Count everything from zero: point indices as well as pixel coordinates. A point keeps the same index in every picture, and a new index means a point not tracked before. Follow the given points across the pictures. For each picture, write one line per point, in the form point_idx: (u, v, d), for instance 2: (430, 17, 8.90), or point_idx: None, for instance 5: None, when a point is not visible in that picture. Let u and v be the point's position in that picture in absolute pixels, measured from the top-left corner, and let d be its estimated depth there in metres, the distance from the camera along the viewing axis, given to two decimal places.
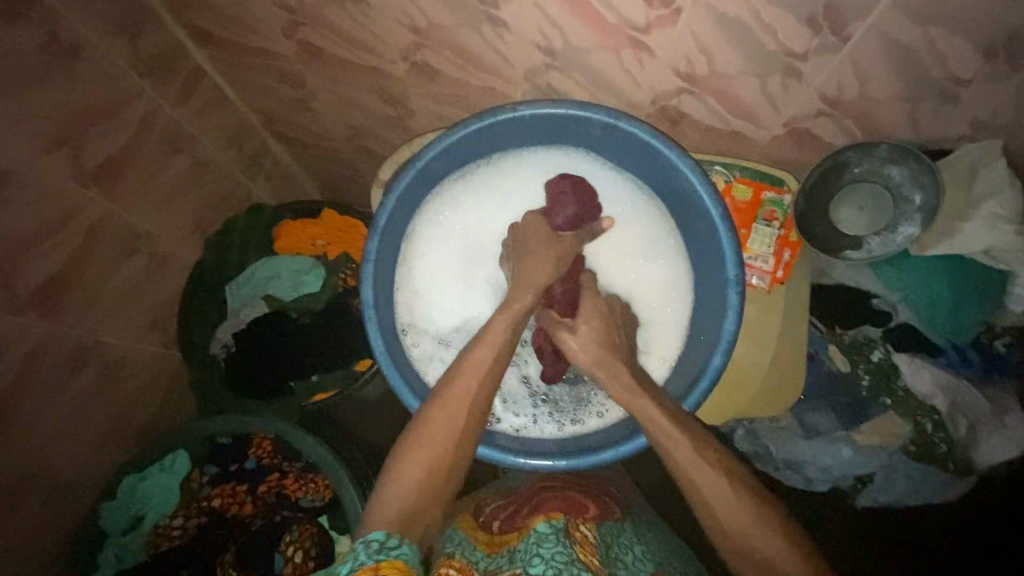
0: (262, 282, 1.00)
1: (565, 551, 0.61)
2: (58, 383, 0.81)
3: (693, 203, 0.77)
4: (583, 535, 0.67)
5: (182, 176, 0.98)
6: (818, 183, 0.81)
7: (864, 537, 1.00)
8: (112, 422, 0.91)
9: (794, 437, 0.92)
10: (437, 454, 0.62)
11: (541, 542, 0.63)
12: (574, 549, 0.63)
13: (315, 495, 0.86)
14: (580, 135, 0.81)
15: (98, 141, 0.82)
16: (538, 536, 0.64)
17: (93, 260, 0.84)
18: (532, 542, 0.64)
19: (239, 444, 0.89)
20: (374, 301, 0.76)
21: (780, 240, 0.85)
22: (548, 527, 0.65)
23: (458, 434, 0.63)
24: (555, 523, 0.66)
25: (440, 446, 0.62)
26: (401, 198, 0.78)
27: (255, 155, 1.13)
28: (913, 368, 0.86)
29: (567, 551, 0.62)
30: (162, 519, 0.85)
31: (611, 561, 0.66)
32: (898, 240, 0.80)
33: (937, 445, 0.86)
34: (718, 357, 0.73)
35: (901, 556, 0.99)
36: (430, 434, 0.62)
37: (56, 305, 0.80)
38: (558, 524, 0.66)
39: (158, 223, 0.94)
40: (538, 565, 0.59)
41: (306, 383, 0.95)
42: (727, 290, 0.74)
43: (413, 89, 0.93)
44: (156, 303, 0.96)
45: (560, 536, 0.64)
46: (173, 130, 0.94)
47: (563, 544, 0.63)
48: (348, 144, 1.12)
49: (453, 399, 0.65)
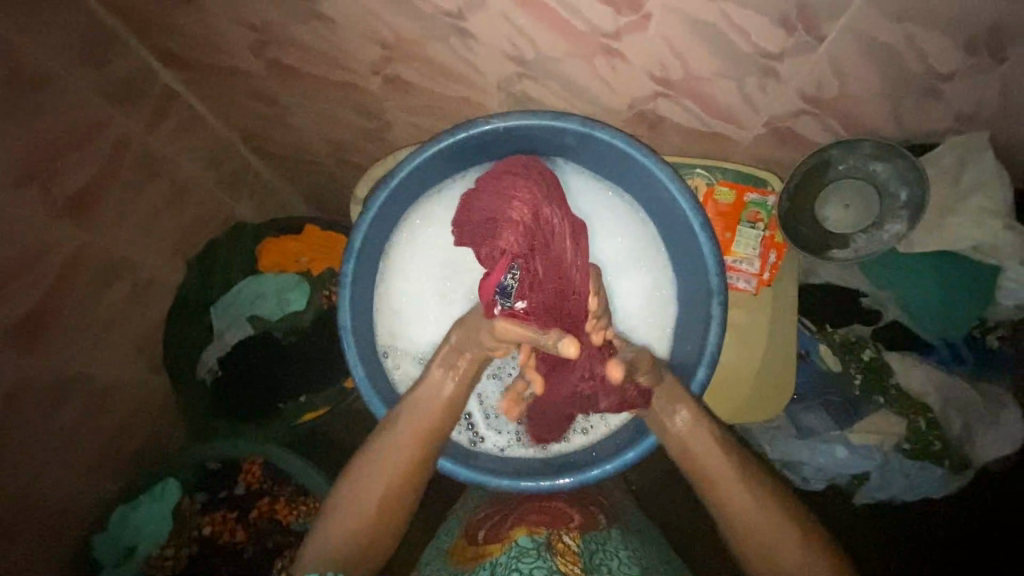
0: (248, 303, 0.98)
1: (545, 564, 0.61)
2: (43, 417, 0.81)
3: (672, 211, 0.76)
4: (566, 545, 0.67)
5: (160, 201, 0.96)
6: (801, 183, 0.79)
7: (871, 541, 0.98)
8: (101, 452, 0.91)
9: (788, 439, 0.90)
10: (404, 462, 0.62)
11: (521, 556, 0.63)
12: (555, 561, 0.63)
13: (306, 518, 0.86)
14: (556, 146, 0.80)
15: (69, 172, 0.81)
16: (518, 549, 0.64)
17: (71, 291, 0.83)
18: (513, 556, 0.64)
19: (231, 469, 0.90)
20: (353, 324, 0.75)
21: (766, 241, 0.84)
22: (530, 541, 0.66)
23: (426, 441, 0.64)
24: (536, 537, 0.67)
25: (387, 477, 0.61)
26: (377, 219, 0.78)
27: (236, 174, 1.12)
28: (904, 367, 0.85)
29: (547, 564, 0.61)
30: (154, 550, 0.85)
31: (594, 567, 0.65)
32: (886, 238, 0.79)
33: (931, 443, 0.85)
34: (703, 368, 0.72)
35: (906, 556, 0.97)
36: (374, 467, 0.61)
37: (36, 340, 0.79)
38: (540, 538, 0.67)
39: (137, 249, 0.93)
40: None
41: (295, 403, 0.95)
42: (709, 301, 0.74)
43: (388, 103, 0.91)
44: (141, 331, 0.95)
45: (541, 550, 0.64)
46: (148, 154, 0.93)
47: (544, 557, 0.63)
48: (328, 157, 1.10)
49: (398, 431, 0.63)
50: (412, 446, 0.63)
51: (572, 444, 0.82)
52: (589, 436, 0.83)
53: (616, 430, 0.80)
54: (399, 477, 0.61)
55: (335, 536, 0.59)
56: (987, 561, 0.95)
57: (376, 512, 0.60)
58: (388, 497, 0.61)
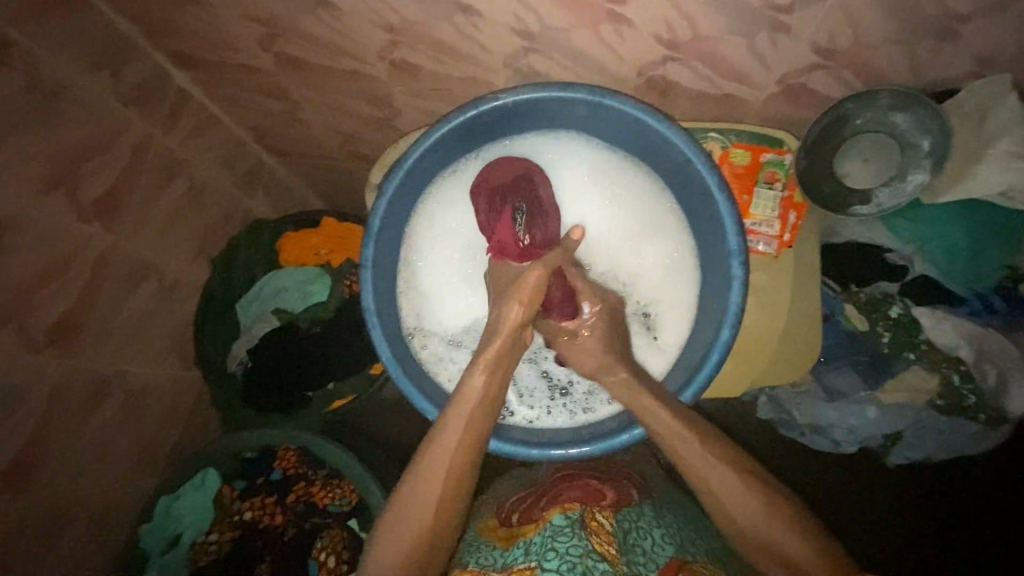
0: (271, 296, 1.01)
1: (581, 544, 0.65)
2: (84, 415, 0.84)
3: (688, 175, 0.75)
4: (600, 523, 0.69)
5: (181, 201, 0.99)
6: (819, 140, 0.78)
7: (891, 498, 1.00)
8: (141, 448, 0.94)
9: (818, 401, 0.90)
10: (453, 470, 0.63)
11: (557, 535, 0.67)
12: (591, 542, 0.66)
13: (342, 499, 0.88)
14: (566, 117, 0.80)
15: (92, 176, 0.83)
16: (553, 529, 0.68)
17: (101, 292, 0.86)
18: (547, 535, 0.67)
19: (265, 458, 0.92)
20: (376, 306, 0.76)
21: (784, 202, 0.82)
22: (564, 519, 0.69)
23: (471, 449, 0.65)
24: (571, 514, 0.69)
25: (438, 488, 0.63)
26: (392, 202, 0.79)
27: (252, 171, 1.14)
28: (934, 321, 0.82)
29: (583, 543, 0.66)
30: (198, 535, 0.88)
31: (629, 548, 0.67)
32: (909, 189, 0.78)
33: (965, 397, 0.83)
34: (727, 329, 0.71)
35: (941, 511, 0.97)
36: (427, 478, 0.63)
37: (73, 340, 0.82)
38: (574, 516, 0.69)
39: (163, 249, 0.96)
40: (553, 560, 0.64)
41: (323, 392, 0.97)
42: (730, 261, 0.72)
43: (396, 89, 0.92)
44: (171, 328, 0.98)
45: (577, 528, 0.68)
46: (166, 154, 0.95)
47: (580, 536, 0.67)
48: (340, 149, 1.11)
49: (447, 432, 0.65)
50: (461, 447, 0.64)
51: (599, 415, 0.82)
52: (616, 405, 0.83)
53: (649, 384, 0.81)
54: (448, 487, 0.63)
55: (397, 547, 0.61)
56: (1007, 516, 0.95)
57: (432, 520, 0.62)
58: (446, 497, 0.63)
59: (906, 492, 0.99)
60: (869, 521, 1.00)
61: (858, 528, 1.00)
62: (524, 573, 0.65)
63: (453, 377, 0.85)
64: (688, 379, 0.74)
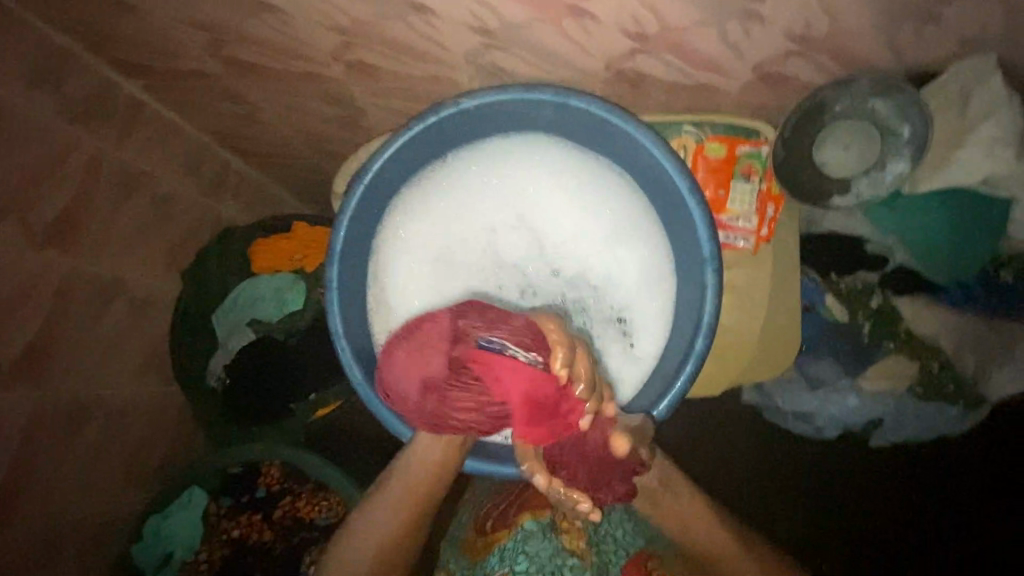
0: (245, 307, 0.96)
1: (550, 545, 0.67)
2: (62, 444, 0.83)
3: (661, 179, 0.73)
4: (571, 522, 0.69)
5: (143, 216, 0.95)
6: (796, 129, 0.75)
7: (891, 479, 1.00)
8: (126, 468, 0.93)
9: (799, 390, 0.89)
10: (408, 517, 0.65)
11: (528, 539, 0.68)
12: (559, 540, 0.68)
13: (329, 512, 0.89)
14: (531, 120, 0.78)
15: (44, 201, 0.80)
16: (525, 534, 0.68)
17: (68, 318, 0.84)
18: (520, 540, 0.68)
19: (250, 474, 0.92)
20: (344, 327, 0.75)
21: (763, 195, 0.80)
22: (535, 525, 0.69)
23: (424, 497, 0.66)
24: (541, 520, 0.69)
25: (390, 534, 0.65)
26: (355, 216, 0.77)
27: (217, 176, 1.09)
28: (913, 310, 0.83)
29: (552, 544, 0.67)
30: (188, 554, 0.88)
31: (600, 539, 0.69)
32: (889, 178, 0.75)
33: (944, 385, 0.83)
34: (701, 339, 0.69)
35: (944, 488, 0.98)
36: (367, 531, 0.65)
37: (42, 371, 0.80)
38: (544, 521, 0.69)
39: (129, 267, 0.93)
40: (523, 562, 0.66)
41: (305, 402, 0.96)
42: (703, 269, 0.70)
43: (357, 89, 0.87)
44: (145, 346, 0.96)
45: (547, 531, 0.68)
46: (123, 169, 0.91)
47: (550, 539, 0.68)
48: (307, 149, 1.06)
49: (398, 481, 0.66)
50: (412, 496, 0.65)
51: None
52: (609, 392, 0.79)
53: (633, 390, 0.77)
54: (388, 541, 0.65)
55: None
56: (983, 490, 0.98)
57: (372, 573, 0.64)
58: (400, 536, 0.65)
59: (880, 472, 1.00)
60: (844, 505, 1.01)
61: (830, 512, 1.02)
62: None
63: None
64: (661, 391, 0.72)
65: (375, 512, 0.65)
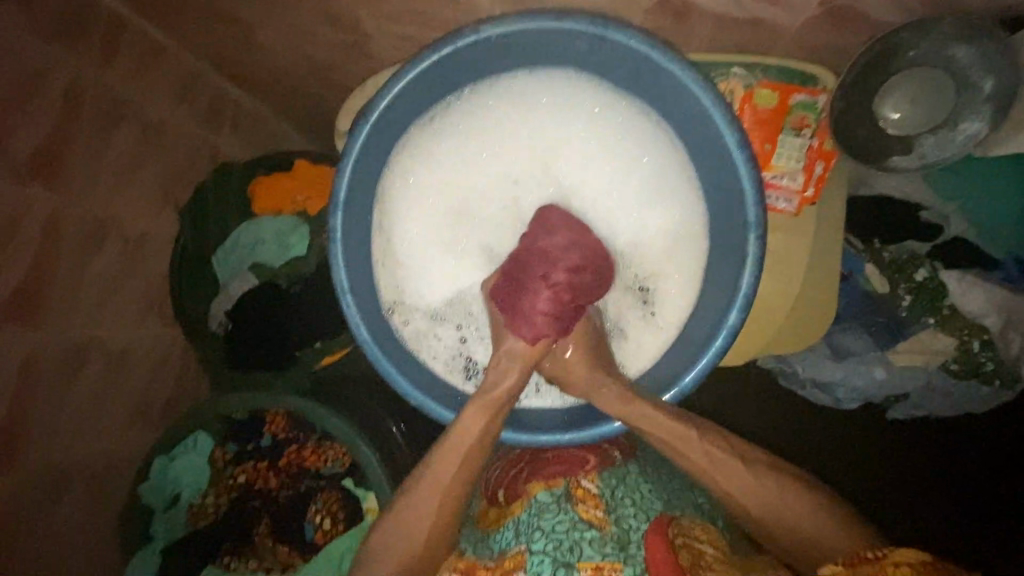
0: (248, 250, 0.92)
1: (566, 519, 0.64)
2: (63, 387, 0.81)
3: (704, 131, 0.66)
4: (585, 489, 0.67)
5: (134, 148, 0.88)
6: (862, 77, 0.66)
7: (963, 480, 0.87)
8: (132, 412, 0.91)
9: (823, 359, 0.85)
10: (435, 517, 0.65)
11: (542, 513, 0.65)
12: (576, 512, 0.65)
13: (335, 462, 0.88)
14: (559, 54, 0.69)
15: (24, 126, 0.74)
16: (538, 507, 0.66)
17: (60, 256, 0.79)
18: (533, 513, 0.66)
19: (255, 421, 0.91)
20: (350, 285, 0.69)
21: (813, 151, 0.71)
22: (549, 496, 0.67)
23: (451, 499, 0.66)
24: (555, 491, 0.67)
25: (425, 532, 0.64)
26: (362, 159, 0.70)
27: (214, 105, 1.01)
28: (964, 287, 0.76)
29: (568, 517, 0.64)
30: (196, 497, 0.89)
31: (617, 505, 0.66)
32: (959, 139, 0.68)
33: (982, 364, 0.79)
34: (736, 312, 0.63)
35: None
36: (399, 530, 0.64)
37: (34, 313, 0.76)
38: (558, 492, 0.67)
39: (122, 204, 0.87)
40: (539, 540, 0.63)
41: (312, 349, 0.92)
42: (745, 236, 0.64)
43: (362, 12, 0.79)
44: (145, 289, 0.92)
45: (562, 503, 0.66)
46: (109, 94, 0.84)
47: (564, 510, 0.65)
48: (309, 78, 0.97)
49: (427, 478, 0.66)
50: (441, 496, 0.65)
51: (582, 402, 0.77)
52: (633, 356, 0.76)
53: (656, 355, 0.75)
54: (429, 536, 0.64)
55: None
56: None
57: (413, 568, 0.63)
58: (431, 538, 0.64)
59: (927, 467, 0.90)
60: (877, 499, 0.92)
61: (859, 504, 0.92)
62: (516, 554, 0.64)
63: (438, 355, 0.79)
64: (688, 365, 0.68)
65: (413, 505, 0.65)
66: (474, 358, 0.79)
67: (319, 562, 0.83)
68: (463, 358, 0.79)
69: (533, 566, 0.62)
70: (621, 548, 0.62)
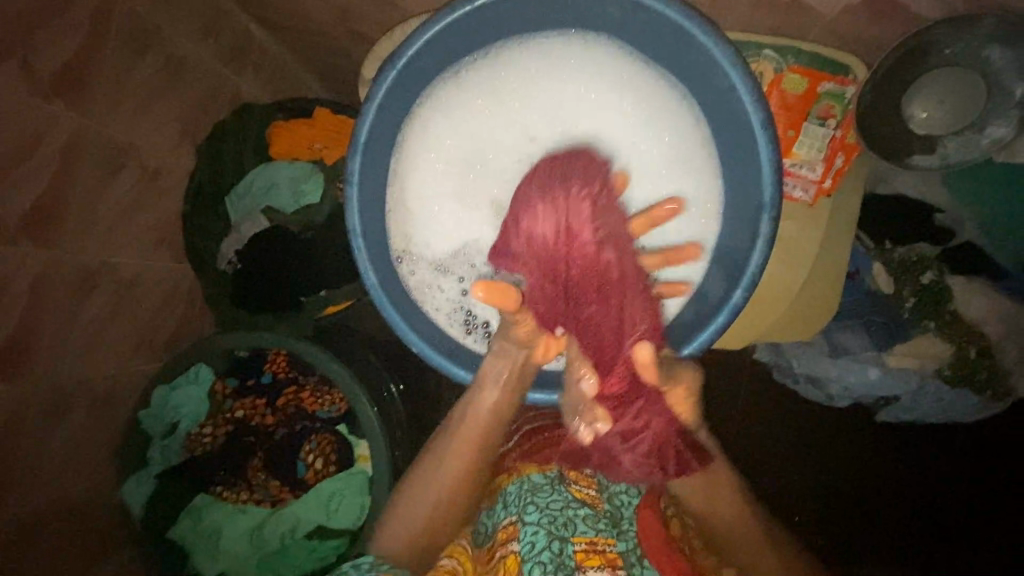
0: (262, 193, 0.94)
1: (560, 497, 0.63)
2: (73, 307, 0.81)
3: (730, 107, 0.65)
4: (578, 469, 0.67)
5: (157, 76, 0.88)
6: (892, 71, 0.66)
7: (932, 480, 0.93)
8: (136, 339, 0.93)
9: (818, 355, 0.85)
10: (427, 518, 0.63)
11: (536, 491, 0.64)
12: (570, 492, 0.64)
13: (332, 406, 0.91)
14: (597, 16, 0.70)
15: (53, 42, 0.73)
16: (532, 485, 0.64)
17: (78, 177, 0.79)
18: (525, 490, 0.64)
19: (256, 359, 0.93)
20: (362, 228, 0.70)
21: (835, 143, 0.72)
22: (543, 477, 0.65)
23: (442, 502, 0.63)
24: (549, 474, 0.66)
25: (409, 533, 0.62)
26: (385, 106, 0.70)
27: (238, 45, 1.00)
28: (966, 292, 0.78)
29: (562, 496, 0.63)
30: (194, 427, 0.90)
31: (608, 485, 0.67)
32: (983, 142, 0.68)
33: (976, 372, 0.79)
34: (740, 291, 0.64)
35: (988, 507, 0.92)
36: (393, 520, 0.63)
37: (51, 231, 0.77)
38: (553, 475, 0.65)
39: (139, 131, 0.87)
40: (533, 514, 0.61)
41: (317, 297, 0.94)
42: (759, 217, 0.64)
43: None
44: (158, 219, 0.92)
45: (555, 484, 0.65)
46: (136, 20, 0.84)
47: (559, 490, 0.64)
48: (336, 26, 0.97)
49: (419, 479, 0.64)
50: (435, 495, 0.63)
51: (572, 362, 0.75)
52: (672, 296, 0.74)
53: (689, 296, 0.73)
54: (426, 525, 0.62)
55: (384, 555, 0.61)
56: (993, 513, 0.92)
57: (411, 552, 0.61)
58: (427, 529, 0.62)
59: (891, 465, 0.95)
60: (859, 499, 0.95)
61: (822, 506, 0.96)
62: (507, 527, 0.63)
63: (440, 307, 0.80)
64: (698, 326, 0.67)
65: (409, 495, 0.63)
66: (472, 311, 0.80)
67: (310, 498, 0.87)
68: (463, 311, 0.80)
69: (526, 536, 0.60)
70: (614, 526, 0.63)
